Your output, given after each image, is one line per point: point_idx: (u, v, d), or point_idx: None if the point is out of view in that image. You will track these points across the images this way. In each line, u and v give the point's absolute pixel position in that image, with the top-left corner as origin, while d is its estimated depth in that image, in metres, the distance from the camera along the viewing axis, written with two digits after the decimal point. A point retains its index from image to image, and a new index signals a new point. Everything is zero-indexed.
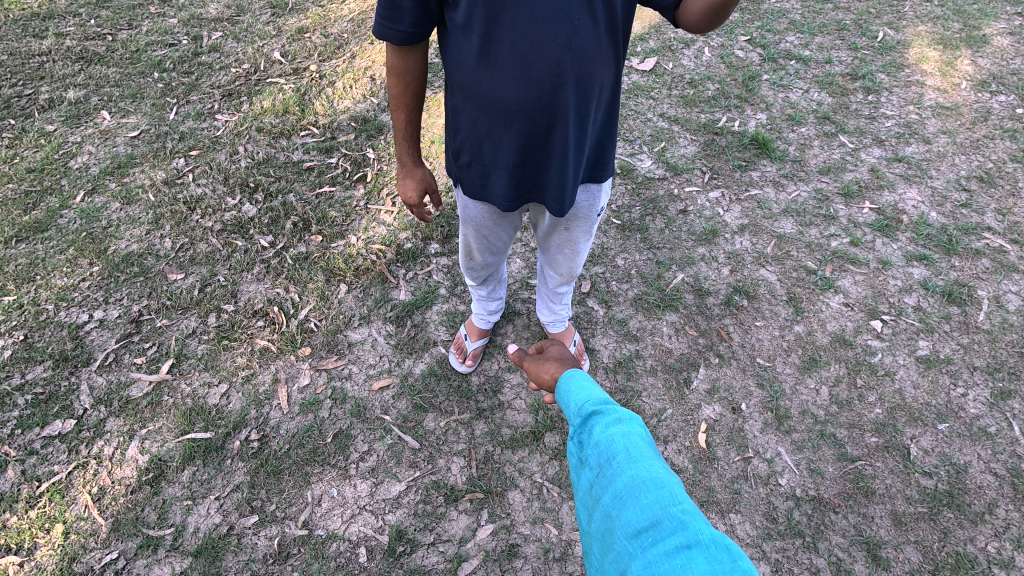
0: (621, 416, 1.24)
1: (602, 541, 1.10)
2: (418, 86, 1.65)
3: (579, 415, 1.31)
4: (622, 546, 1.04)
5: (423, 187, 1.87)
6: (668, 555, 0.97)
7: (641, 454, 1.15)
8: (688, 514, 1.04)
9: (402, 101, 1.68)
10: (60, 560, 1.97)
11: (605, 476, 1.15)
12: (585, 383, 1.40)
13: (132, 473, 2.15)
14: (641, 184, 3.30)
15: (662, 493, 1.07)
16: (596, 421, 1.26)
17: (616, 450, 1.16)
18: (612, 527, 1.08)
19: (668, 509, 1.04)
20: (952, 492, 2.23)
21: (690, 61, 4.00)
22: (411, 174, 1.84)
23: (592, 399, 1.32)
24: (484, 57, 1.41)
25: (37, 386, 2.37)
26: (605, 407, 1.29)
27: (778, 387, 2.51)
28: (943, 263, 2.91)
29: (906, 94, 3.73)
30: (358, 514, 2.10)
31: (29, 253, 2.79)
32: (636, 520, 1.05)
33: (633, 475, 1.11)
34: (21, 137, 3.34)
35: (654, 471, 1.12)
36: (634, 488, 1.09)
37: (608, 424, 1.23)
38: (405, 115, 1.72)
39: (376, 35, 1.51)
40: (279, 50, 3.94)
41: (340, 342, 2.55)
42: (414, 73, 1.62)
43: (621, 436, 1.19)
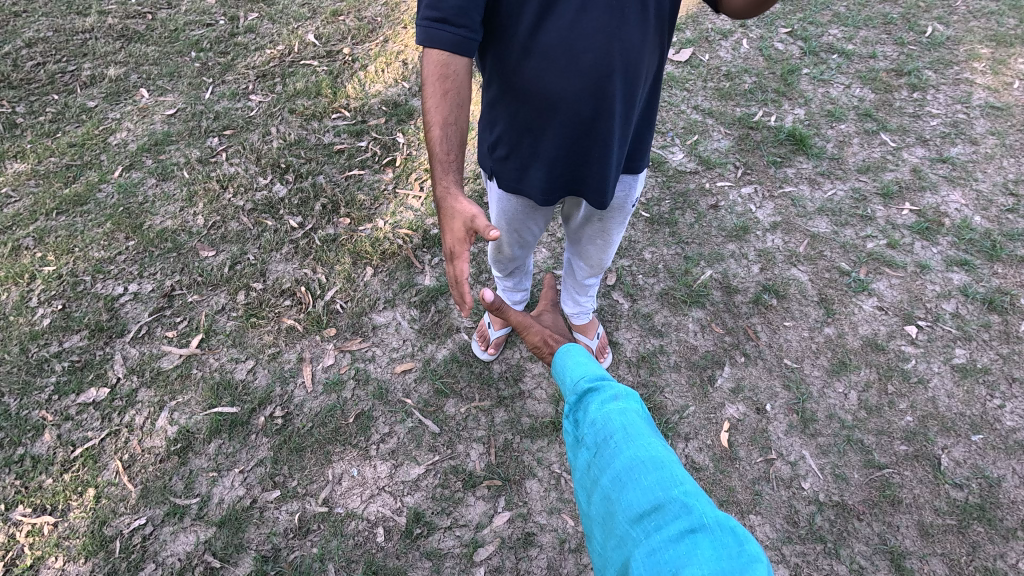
0: (618, 393, 1.24)
1: (604, 526, 1.09)
2: (463, 94, 1.39)
3: (576, 396, 1.29)
4: (625, 532, 1.02)
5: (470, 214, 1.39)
6: (672, 542, 0.95)
7: (639, 432, 1.14)
8: (691, 496, 1.02)
9: (439, 113, 1.41)
10: (91, 523, 2.03)
11: (604, 458, 1.13)
12: (582, 360, 1.39)
13: (161, 443, 2.21)
14: (671, 177, 3.25)
15: (663, 475, 1.05)
16: (592, 398, 1.26)
17: (614, 429, 1.16)
18: (613, 511, 1.06)
19: (670, 491, 1.03)
20: (983, 506, 2.16)
21: (727, 53, 3.90)
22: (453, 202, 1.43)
23: (588, 376, 1.31)
24: (529, 47, 1.39)
25: (73, 354, 2.44)
26: (603, 386, 1.27)
27: (805, 389, 2.46)
28: (985, 269, 2.81)
29: (954, 92, 3.59)
30: (377, 494, 2.13)
31: (68, 225, 2.87)
32: (638, 504, 1.03)
33: (632, 456, 1.09)
34: (63, 112, 3.43)
35: (653, 452, 1.10)
36: (635, 470, 1.08)
37: (605, 401, 1.22)
38: (444, 130, 1.42)
39: (420, 39, 1.31)
40: (313, 32, 3.97)
41: (365, 324, 2.57)
42: (460, 76, 1.36)
43: (619, 413, 1.18)
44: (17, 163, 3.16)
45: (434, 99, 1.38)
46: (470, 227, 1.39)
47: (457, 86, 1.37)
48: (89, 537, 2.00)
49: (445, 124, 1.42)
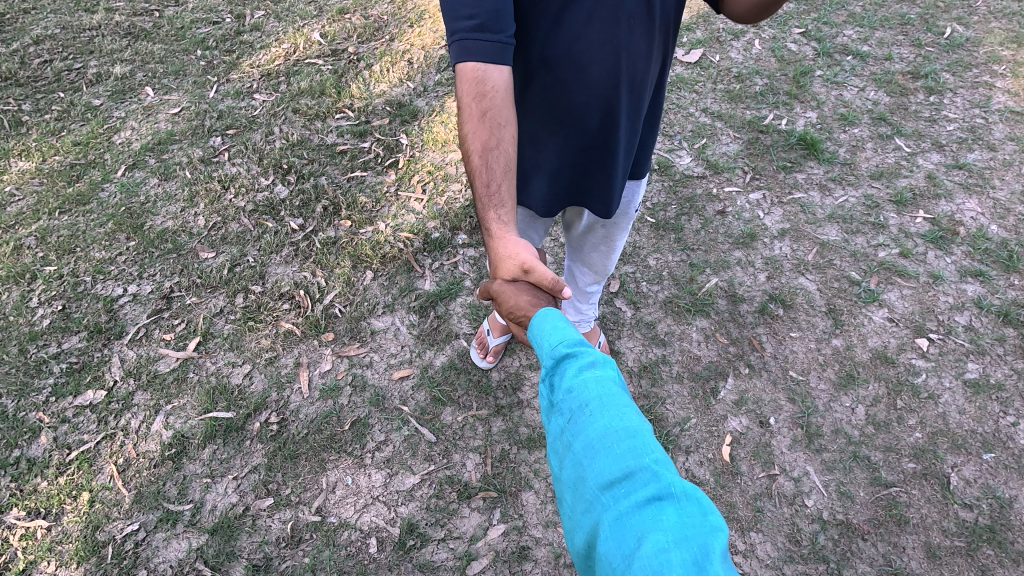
0: (596, 359, 1.04)
1: (571, 491, 0.95)
2: (503, 113, 1.25)
3: (550, 358, 1.09)
4: (593, 498, 0.90)
5: (523, 266, 1.28)
6: (638, 508, 0.84)
7: (615, 401, 0.97)
8: (662, 464, 0.90)
9: (479, 134, 1.27)
10: (84, 527, 2.02)
11: (575, 424, 0.96)
12: (560, 322, 1.16)
13: (156, 448, 2.20)
14: (678, 181, 3.18)
15: (635, 442, 0.91)
16: (567, 365, 1.05)
17: (589, 397, 0.97)
18: (581, 476, 0.92)
19: (641, 459, 0.89)
20: (994, 528, 2.09)
21: (738, 54, 3.83)
22: (498, 241, 1.30)
23: (567, 338, 1.10)
24: (536, 60, 1.36)
25: (71, 355, 2.44)
26: (580, 348, 1.08)
27: (811, 403, 2.40)
28: (1000, 281, 2.73)
29: (972, 96, 3.49)
30: (371, 504, 2.10)
31: (70, 225, 2.87)
32: (607, 470, 0.89)
33: (605, 425, 0.94)
34: (68, 110, 3.43)
35: (629, 418, 0.95)
36: (606, 437, 0.92)
37: (582, 368, 1.03)
38: (486, 158, 1.28)
39: (456, 56, 1.20)
40: (319, 31, 3.94)
41: (363, 329, 2.55)
42: (499, 92, 1.23)
43: (596, 382, 0.99)
44: (22, 162, 3.16)
45: (471, 123, 1.26)
46: (524, 270, 1.28)
47: (496, 105, 1.24)
48: (82, 541, 1.99)
49: (487, 151, 1.28)
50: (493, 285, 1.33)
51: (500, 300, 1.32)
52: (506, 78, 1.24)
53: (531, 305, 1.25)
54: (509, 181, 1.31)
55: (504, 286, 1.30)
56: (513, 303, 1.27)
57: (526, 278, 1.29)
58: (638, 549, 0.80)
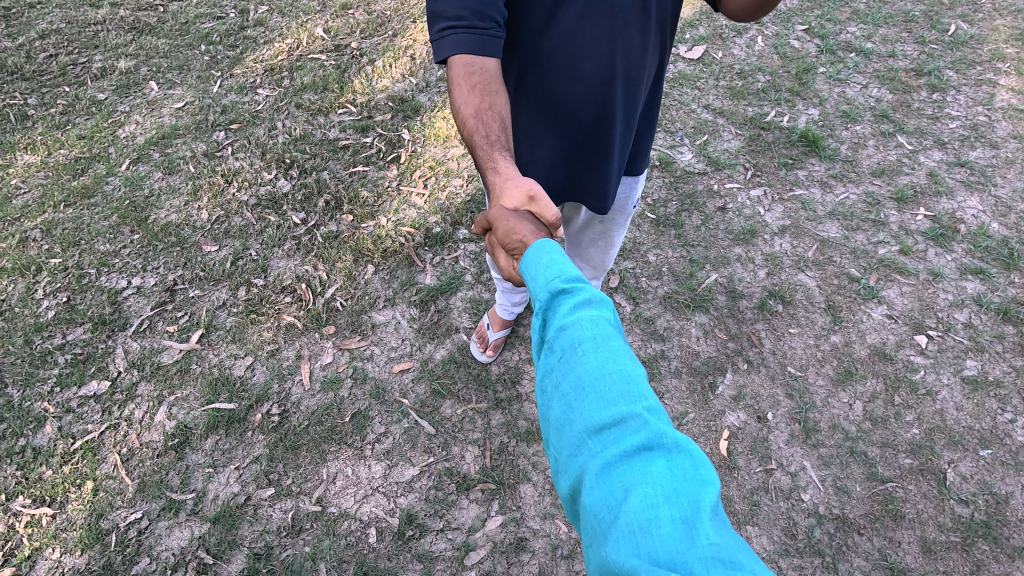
0: (591, 297, 1.02)
1: (559, 433, 0.94)
2: (495, 84, 1.29)
3: (544, 294, 1.05)
4: (580, 440, 0.89)
5: (528, 194, 1.24)
6: (627, 456, 0.83)
7: (609, 344, 0.95)
8: (654, 413, 0.88)
9: (473, 110, 1.28)
10: (88, 515, 2.05)
11: (566, 364, 0.95)
12: (557, 256, 1.11)
13: (159, 438, 2.23)
14: (679, 177, 3.19)
15: (628, 389, 0.90)
16: (561, 301, 1.03)
17: (582, 338, 0.96)
18: (571, 419, 0.91)
19: (633, 406, 0.88)
20: (989, 523, 2.10)
21: (741, 50, 3.82)
22: (501, 176, 1.26)
23: (561, 274, 1.07)
24: (530, 55, 1.37)
25: (76, 346, 2.46)
26: (576, 285, 1.04)
27: (809, 398, 2.41)
28: (1001, 278, 2.73)
29: (975, 94, 3.48)
30: (371, 495, 2.13)
31: (75, 218, 2.90)
32: (597, 416, 0.88)
33: (597, 365, 0.92)
34: (73, 104, 3.45)
35: (622, 362, 0.93)
36: (598, 380, 0.91)
37: (577, 306, 1.00)
38: (480, 119, 1.29)
39: (447, 48, 1.24)
40: (322, 26, 3.95)
41: (364, 323, 2.57)
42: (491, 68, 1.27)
43: (590, 322, 0.97)
44: (27, 155, 3.19)
45: (462, 91, 1.27)
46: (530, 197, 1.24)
47: (487, 78, 1.27)
48: (86, 529, 2.02)
49: (481, 112, 1.29)
50: (492, 214, 1.26)
51: (500, 227, 1.23)
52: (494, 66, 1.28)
53: (528, 227, 1.20)
54: (506, 133, 1.31)
55: (503, 212, 1.24)
56: (512, 228, 1.20)
57: (528, 209, 1.24)
58: (624, 495, 0.80)
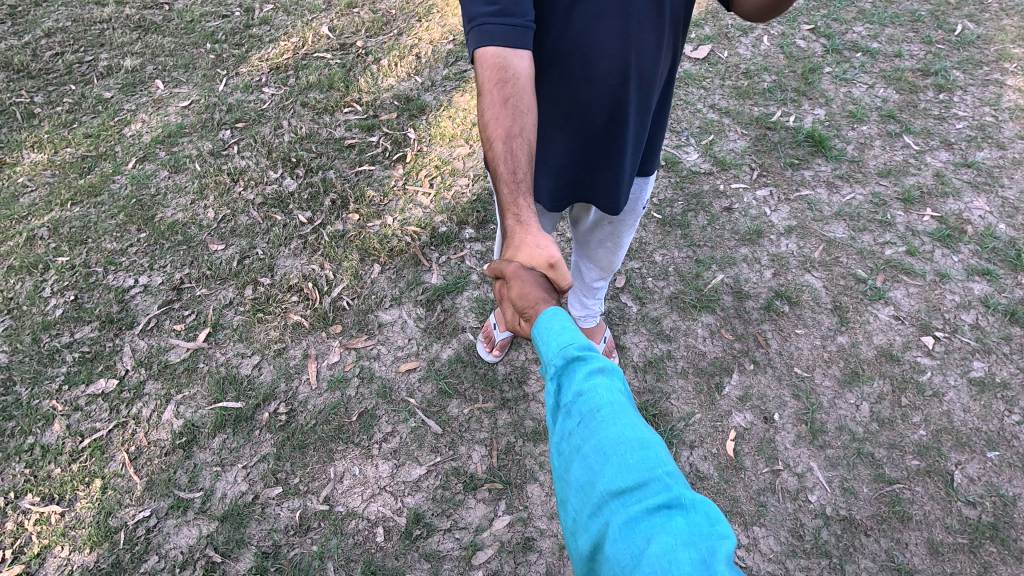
0: (605, 365, 1.03)
1: (577, 493, 0.93)
2: (523, 102, 1.28)
3: (558, 359, 1.06)
4: (600, 501, 0.88)
5: (549, 260, 1.26)
6: (649, 514, 0.84)
7: (625, 410, 0.97)
8: (671, 474, 0.89)
9: (497, 117, 1.29)
10: (97, 513, 2.06)
11: (585, 427, 0.95)
12: (569, 323, 1.13)
13: (166, 436, 2.23)
14: (685, 177, 3.19)
15: (647, 452, 0.91)
16: (576, 367, 1.03)
17: (600, 402, 0.97)
18: (590, 479, 0.91)
19: (652, 468, 0.89)
20: (996, 525, 2.10)
21: (746, 50, 3.82)
22: (524, 231, 1.28)
23: (575, 340, 1.07)
24: (546, 54, 1.38)
25: (83, 345, 2.47)
26: (590, 353, 1.06)
27: (816, 399, 2.41)
28: (1008, 279, 2.72)
29: (982, 94, 3.47)
30: (378, 494, 2.13)
31: (82, 216, 2.90)
32: (618, 476, 0.89)
33: (617, 430, 0.93)
34: (80, 102, 3.46)
35: (638, 428, 0.95)
36: (617, 443, 0.92)
37: (592, 372, 1.01)
38: (509, 144, 1.28)
39: (479, 39, 1.23)
40: (328, 25, 3.95)
41: (370, 322, 2.57)
42: (521, 80, 1.26)
43: (606, 388, 0.99)
44: (34, 153, 3.20)
45: (493, 109, 1.27)
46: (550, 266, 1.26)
47: (517, 91, 1.27)
48: (94, 527, 2.03)
49: (510, 137, 1.28)
50: (507, 267, 1.28)
51: (514, 284, 1.26)
52: (527, 64, 1.27)
53: (542, 297, 1.22)
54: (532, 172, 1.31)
55: (519, 270, 1.26)
56: (527, 290, 1.23)
57: (545, 273, 1.27)
58: (648, 549, 0.80)
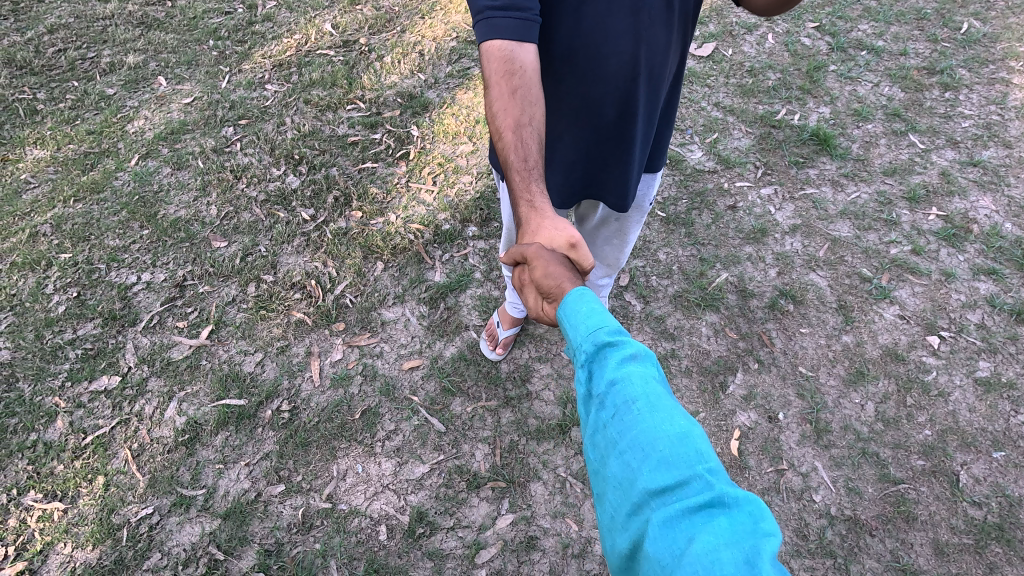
0: (638, 351, 0.99)
1: (613, 490, 0.90)
2: (532, 92, 1.27)
3: (588, 345, 1.01)
4: (639, 497, 0.85)
5: (569, 240, 1.24)
6: (690, 512, 0.81)
7: (661, 400, 0.92)
8: (712, 468, 0.86)
9: (507, 109, 1.27)
10: (99, 510, 2.06)
11: (621, 420, 0.91)
12: (595, 306, 1.07)
13: (169, 433, 2.23)
14: (689, 176, 3.18)
15: (686, 445, 0.87)
16: (607, 355, 0.99)
17: (635, 393, 0.92)
18: (627, 476, 0.88)
19: (693, 464, 0.85)
20: (1002, 526, 2.09)
21: (751, 48, 3.80)
22: (539, 215, 1.26)
23: (605, 325, 1.02)
24: (554, 52, 1.36)
25: (86, 341, 2.47)
26: (621, 336, 1.01)
27: (820, 399, 2.40)
28: (1014, 279, 2.71)
29: (988, 93, 3.45)
30: (381, 492, 2.12)
31: (85, 213, 2.90)
32: (657, 472, 0.85)
33: (655, 424, 0.89)
34: (82, 99, 3.45)
35: (676, 419, 0.91)
36: (654, 437, 0.88)
37: (624, 360, 0.97)
38: (519, 134, 1.27)
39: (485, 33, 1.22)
40: (331, 22, 3.94)
41: (373, 320, 2.56)
42: (528, 71, 1.25)
43: (640, 377, 0.94)
44: (37, 150, 3.19)
45: (502, 100, 1.26)
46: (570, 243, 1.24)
47: (525, 82, 1.26)
48: (97, 524, 2.03)
49: (519, 127, 1.27)
50: (528, 251, 1.23)
51: (536, 267, 1.21)
52: (532, 59, 1.26)
53: (567, 275, 1.18)
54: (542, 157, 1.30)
55: (541, 252, 1.22)
56: (550, 271, 1.19)
57: (566, 254, 1.24)
58: (689, 549, 0.78)
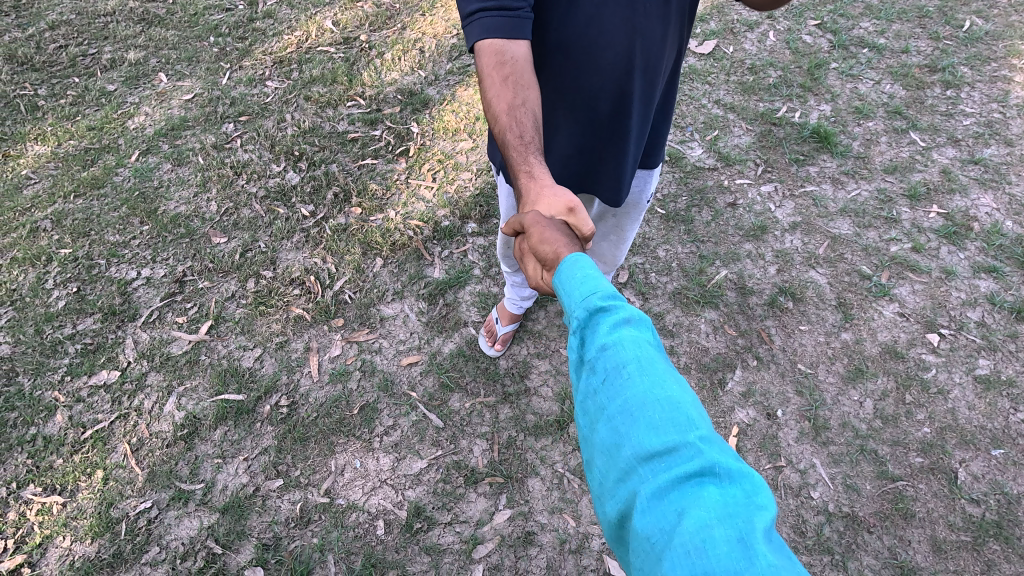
0: (631, 316, 0.97)
1: (603, 457, 0.90)
2: (525, 78, 1.27)
3: (580, 311, 1.00)
4: (628, 466, 0.85)
5: (568, 205, 1.22)
6: (679, 481, 0.80)
7: (653, 367, 0.91)
8: (704, 438, 0.84)
9: (501, 97, 1.28)
10: (98, 504, 2.06)
11: (611, 388, 0.91)
12: (590, 271, 1.06)
13: (168, 428, 2.24)
14: (688, 173, 3.17)
15: (678, 414, 0.86)
16: (600, 320, 0.97)
17: (626, 359, 0.91)
18: (617, 444, 0.87)
19: (685, 433, 0.84)
20: (1000, 523, 2.09)
21: (752, 45, 3.79)
22: (537, 183, 1.25)
23: (599, 290, 1.01)
24: (550, 43, 1.36)
25: (86, 336, 2.47)
26: (615, 302, 0.99)
27: (819, 396, 2.40)
28: (1014, 277, 2.70)
29: (990, 90, 3.44)
30: (379, 487, 2.13)
31: (85, 209, 2.90)
32: (647, 441, 0.84)
33: (646, 392, 0.88)
34: (83, 95, 3.46)
35: (668, 387, 0.89)
36: (645, 406, 0.87)
37: (617, 326, 0.96)
38: (513, 115, 1.28)
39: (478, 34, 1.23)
40: (331, 18, 3.94)
41: (372, 316, 2.57)
42: (521, 61, 1.26)
43: (633, 343, 0.93)
44: (37, 146, 3.20)
45: (495, 87, 1.26)
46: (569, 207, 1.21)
47: (518, 68, 1.26)
48: (96, 517, 2.03)
49: (514, 109, 1.28)
50: (526, 218, 1.21)
51: (534, 233, 1.19)
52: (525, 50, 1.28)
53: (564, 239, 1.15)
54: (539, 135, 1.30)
55: (538, 219, 1.20)
56: (548, 235, 1.17)
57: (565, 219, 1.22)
58: (678, 523, 0.77)
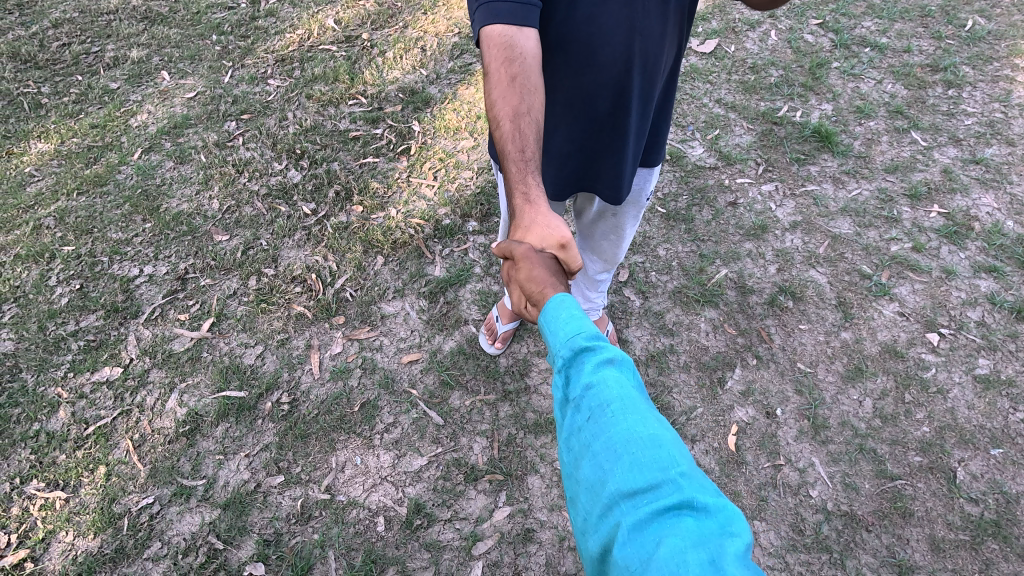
0: (614, 355, 0.99)
1: (586, 493, 0.90)
2: (530, 79, 1.28)
3: (565, 350, 1.01)
4: (610, 501, 0.86)
5: (561, 241, 1.26)
6: (660, 515, 0.81)
7: (635, 405, 0.93)
8: (685, 474, 0.86)
9: (504, 96, 1.29)
10: (101, 499, 2.08)
11: (595, 425, 0.92)
12: (576, 310, 1.07)
13: (170, 424, 2.25)
14: (689, 172, 3.18)
15: (659, 451, 0.87)
16: (583, 360, 0.99)
17: (609, 398, 0.93)
18: (601, 480, 0.88)
19: (665, 468, 0.85)
20: (998, 522, 2.09)
21: (754, 44, 3.79)
22: (532, 211, 1.27)
23: (583, 329, 1.03)
24: (551, 40, 1.37)
25: (88, 333, 2.49)
26: (598, 341, 1.01)
27: (818, 395, 2.40)
28: (1015, 277, 2.70)
29: (992, 90, 3.43)
30: (379, 484, 2.14)
31: (88, 206, 2.92)
32: (629, 477, 0.86)
33: (629, 428, 0.90)
34: (86, 93, 3.47)
35: (650, 425, 0.91)
36: (627, 442, 0.89)
37: (601, 364, 0.98)
38: (517, 123, 1.29)
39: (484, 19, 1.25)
40: (333, 17, 3.95)
41: (373, 314, 2.58)
42: (527, 59, 1.27)
43: (616, 382, 0.95)
44: (41, 143, 3.21)
45: (500, 88, 1.28)
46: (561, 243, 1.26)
47: (525, 68, 1.27)
48: (98, 513, 2.05)
49: (517, 115, 1.29)
50: (517, 248, 1.24)
51: (524, 264, 1.21)
52: (533, 44, 1.28)
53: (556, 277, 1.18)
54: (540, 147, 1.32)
55: (530, 251, 1.23)
56: (540, 269, 1.20)
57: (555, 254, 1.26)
58: (657, 553, 0.78)
